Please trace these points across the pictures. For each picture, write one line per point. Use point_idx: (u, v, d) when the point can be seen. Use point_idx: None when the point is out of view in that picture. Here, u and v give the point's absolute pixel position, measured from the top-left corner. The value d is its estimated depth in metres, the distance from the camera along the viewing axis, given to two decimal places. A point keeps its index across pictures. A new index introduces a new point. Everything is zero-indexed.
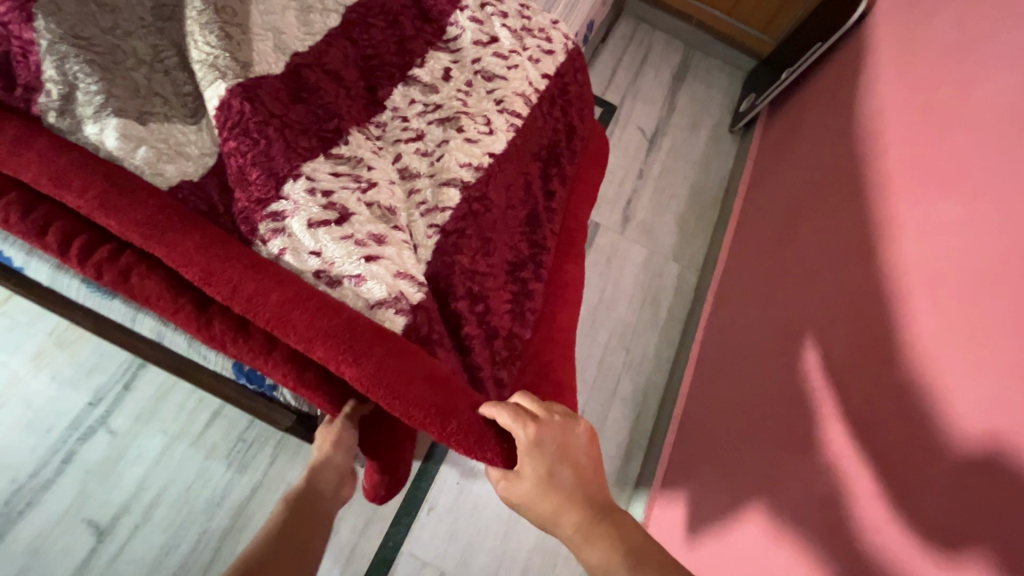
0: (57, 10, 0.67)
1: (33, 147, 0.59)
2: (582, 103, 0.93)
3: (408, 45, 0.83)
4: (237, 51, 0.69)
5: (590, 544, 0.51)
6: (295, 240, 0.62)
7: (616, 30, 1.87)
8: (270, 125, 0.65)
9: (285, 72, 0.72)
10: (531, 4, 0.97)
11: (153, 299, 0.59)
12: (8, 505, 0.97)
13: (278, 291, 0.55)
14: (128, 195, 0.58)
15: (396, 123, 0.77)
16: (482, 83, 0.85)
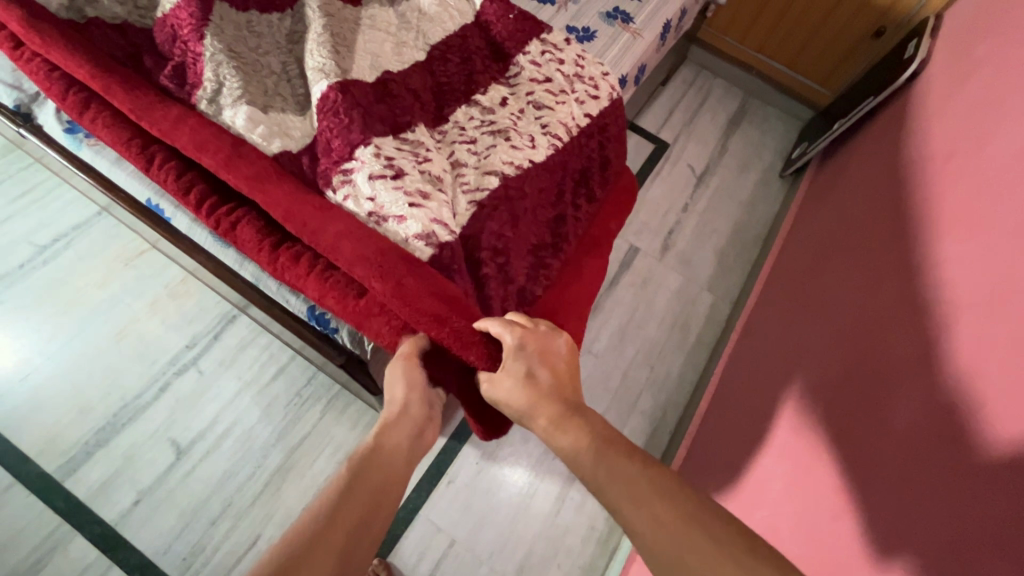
0: (221, 32, 0.92)
1: (187, 125, 0.81)
2: (618, 140, 1.08)
3: (475, 77, 1.01)
4: (340, 61, 0.90)
5: (562, 430, 0.60)
6: (360, 192, 0.79)
7: (677, 75, 2.01)
8: (354, 109, 0.83)
9: (374, 81, 0.92)
10: (587, 55, 1.12)
11: (247, 239, 0.78)
12: (116, 418, 1.19)
13: (335, 226, 0.74)
14: (243, 158, 0.79)
15: (455, 131, 0.94)
16: (532, 111, 1.00)
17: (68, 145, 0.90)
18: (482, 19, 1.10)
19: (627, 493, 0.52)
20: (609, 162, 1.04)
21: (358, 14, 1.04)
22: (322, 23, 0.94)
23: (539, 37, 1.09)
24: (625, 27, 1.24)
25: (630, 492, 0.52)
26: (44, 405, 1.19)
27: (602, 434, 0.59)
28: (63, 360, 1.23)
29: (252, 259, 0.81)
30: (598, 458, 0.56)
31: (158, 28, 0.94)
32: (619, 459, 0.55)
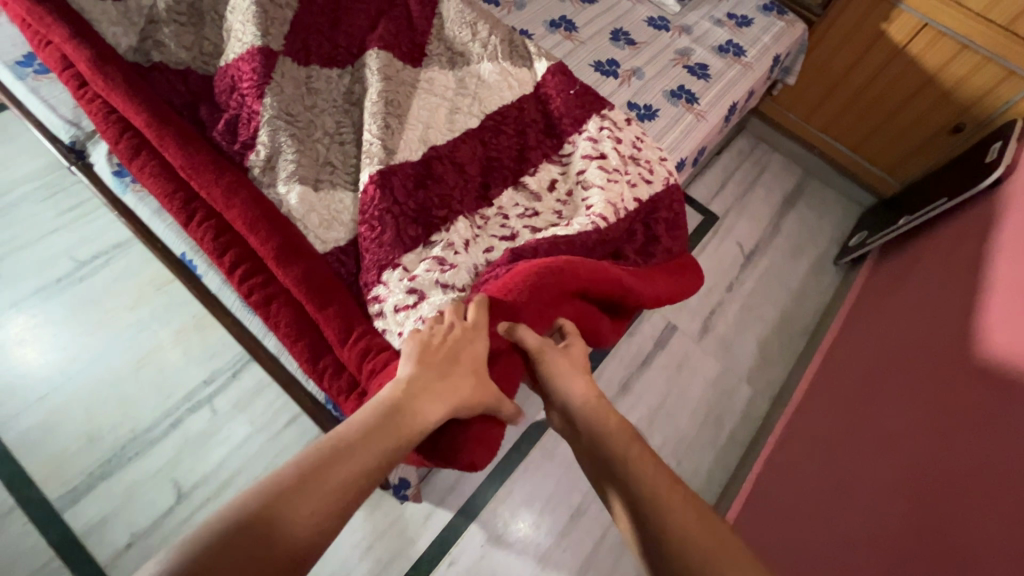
0: (280, 92, 0.92)
1: (239, 196, 0.81)
2: (674, 222, 1.01)
3: (527, 154, 0.99)
4: (388, 139, 0.90)
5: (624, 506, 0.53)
6: (388, 322, 0.75)
7: (734, 145, 1.93)
8: (390, 211, 0.81)
9: (420, 163, 0.91)
10: (646, 137, 1.07)
11: (282, 325, 0.76)
12: (124, 450, 1.17)
13: (302, 276, 0.77)
14: (292, 251, 0.79)
15: (497, 220, 0.91)
16: (580, 193, 0.95)
17: (114, 187, 0.89)
18: (541, 90, 1.07)
19: (674, 509, 0.49)
20: (657, 243, 0.97)
21: (416, 75, 1.04)
22: (380, 91, 0.95)
23: (600, 113, 1.05)
24: (689, 108, 1.19)
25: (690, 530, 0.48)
26: (56, 427, 1.17)
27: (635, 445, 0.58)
28: (83, 383, 1.22)
29: (279, 338, 0.78)
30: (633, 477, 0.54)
31: (218, 77, 0.94)
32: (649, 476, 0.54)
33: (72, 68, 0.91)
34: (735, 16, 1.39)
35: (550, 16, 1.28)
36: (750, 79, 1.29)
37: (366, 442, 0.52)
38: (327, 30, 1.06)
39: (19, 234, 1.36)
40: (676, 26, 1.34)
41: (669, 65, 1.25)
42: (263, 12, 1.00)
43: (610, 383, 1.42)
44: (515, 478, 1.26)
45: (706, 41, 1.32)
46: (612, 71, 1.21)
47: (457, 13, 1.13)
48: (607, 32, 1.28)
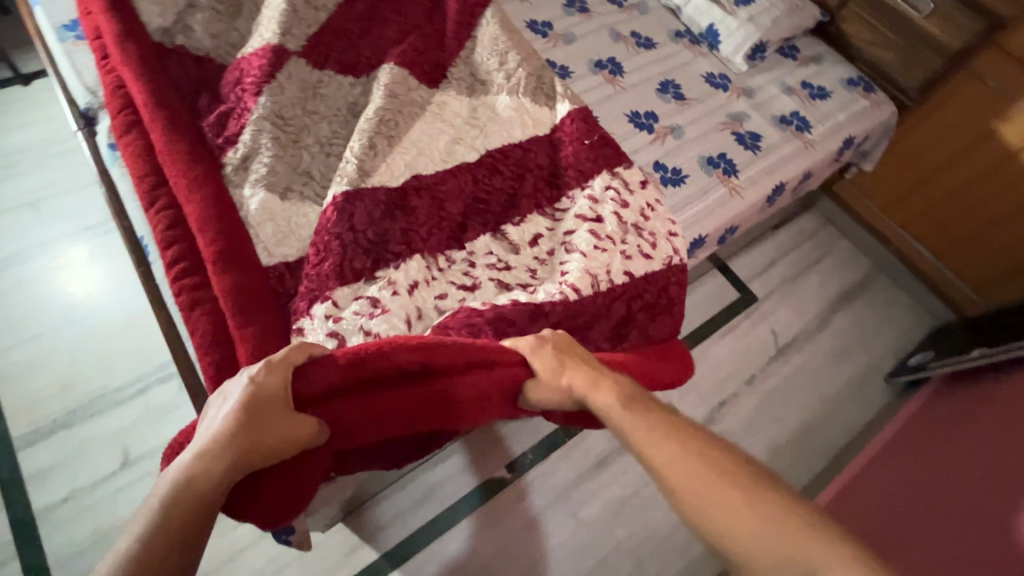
0: (279, 94, 0.90)
1: (200, 192, 0.80)
2: (665, 303, 0.90)
3: (517, 201, 0.91)
4: (368, 160, 0.85)
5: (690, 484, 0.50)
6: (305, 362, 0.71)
7: (797, 221, 1.73)
8: (340, 238, 0.76)
9: (397, 191, 0.85)
10: (660, 206, 0.95)
11: (197, 333, 0.73)
12: (89, 405, 1.20)
13: (232, 289, 0.73)
14: (231, 261, 0.75)
15: (462, 265, 0.83)
16: (561, 255, 0.87)
17: (106, 158, 0.91)
18: (554, 135, 0.99)
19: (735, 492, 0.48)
20: (633, 322, 0.87)
21: (429, 97, 0.99)
22: (378, 108, 0.91)
23: (611, 170, 0.95)
24: (724, 180, 1.05)
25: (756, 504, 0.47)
26: (39, 368, 1.22)
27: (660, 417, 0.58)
28: (74, 330, 1.27)
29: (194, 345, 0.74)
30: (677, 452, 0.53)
31: (230, 69, 0.95)
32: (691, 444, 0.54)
33: (100, 39, 0.94)
34: (811, 87, 1.23)
35: (597, 56, 1.19)
36: (808, 160, 1.13)
37: (188, 495, 0.49)
38: (354, 40, 1.04)
39: (66, 179, 1.46)
40: (738, 88, 1.20)
41: (716, 128, 1.12)
42: (292, 11, 0.99)
43: (585, 455, 1.29)
44: (452, 533, 1.17)
45: (768, 109, 1.17)
46: (647, 125, 1.10)
47: (492, 40, 1.07)
48: (655, 82, 1.18)
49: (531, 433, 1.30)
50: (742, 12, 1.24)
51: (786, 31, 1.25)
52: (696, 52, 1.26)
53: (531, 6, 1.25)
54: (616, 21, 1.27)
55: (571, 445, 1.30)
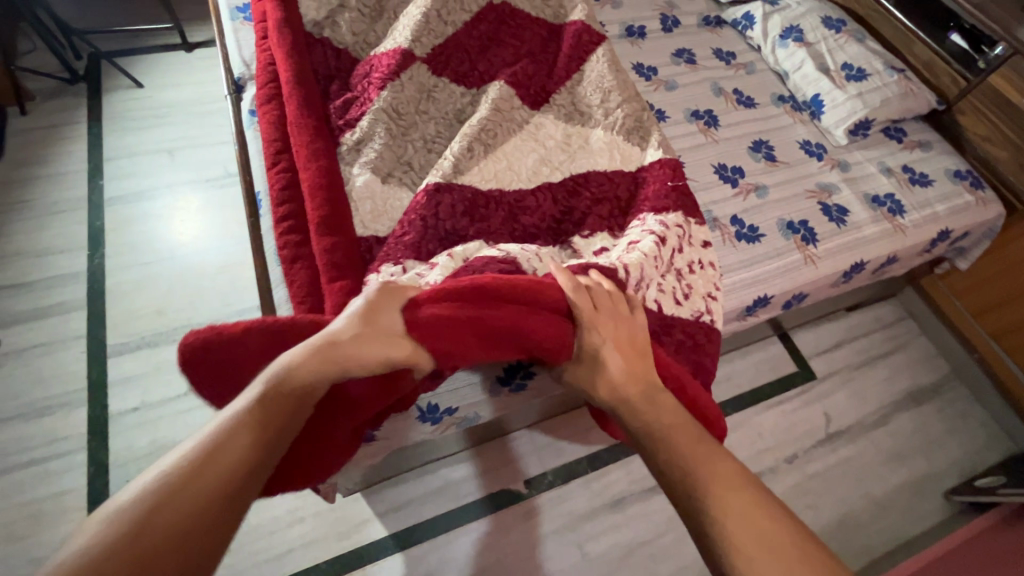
0: (399, 91, 1.01)
1: (317, 163, 0.91)
2: (693, 345, 0.89)
3: (587, 222, 0.98)
4: (464, 161, 0.94)
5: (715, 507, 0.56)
6: None
7: (873, 308, 1.65)
8: (422, 220, 0.86)
9: (480, 193, 0.94)
10: (711, 259, 0.98)
11: (292, 283, 0.83)
12: (173, 332, 1.34)
13: (328, 251, 0.83)
14: (332, 227, 0.85)
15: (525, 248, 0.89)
16: (624, 247, 0.90)
17: (245, 120, 1.04)
18: (640, 175, 1.04)
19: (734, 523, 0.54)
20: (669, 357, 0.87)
21: (529, 117, 1.07)
22: (481, 118, 0.99)
23: (687, 218, 0.98)
24: (801, 247, 1.04)
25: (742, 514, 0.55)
26: (141, 290, 1.38)
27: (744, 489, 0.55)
28: (177, 264, 1.44)
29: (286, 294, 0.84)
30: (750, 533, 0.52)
31: (363, 63, 1.08)
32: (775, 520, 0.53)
33: (263, 21, 1.09)
34: (912, 172, 1.20)
35: (695, 106, 1.23)
36: (895, 244, 1.09)
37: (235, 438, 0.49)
38: (474, 56, 1.15)
39: (201, 135, 1.67)
40: (833, 159, 1.19)
41: (803, 195, 1.12)
42: (425, 23, 1.12)
43: (603, 489, 1.28)
44: (460, 532, 1.19)
45: (861, 185, 1.16)
46: (731, 179, 1.11)
47: (598, 75, 1.14)
48: (748, 140, 1.19)
49: (555, 454, 1.31)
50: (851, 87, 1.24)
51: (895, 113, 1.24)
52: (797, 118, 1.26)
53: (639, 51, 1.32)
54: (721, 76, 1.30)
55: (592, 476, 1.29)
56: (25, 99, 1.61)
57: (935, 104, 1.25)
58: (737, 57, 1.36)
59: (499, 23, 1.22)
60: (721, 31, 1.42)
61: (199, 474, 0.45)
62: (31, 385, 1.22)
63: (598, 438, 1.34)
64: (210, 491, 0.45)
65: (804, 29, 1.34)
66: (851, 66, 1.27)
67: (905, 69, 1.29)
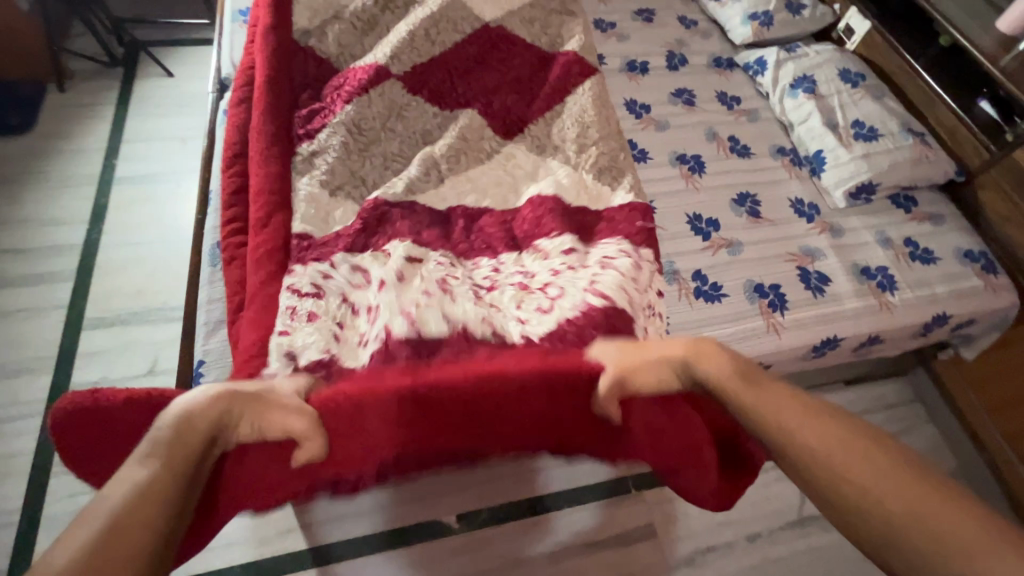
0: (363, 110, 1.01)
1: (268, 169, 0.92)
2: None
3: (531, 243, 0.93)
4: (418, 184, 0.97)
5: (885, 473, 0.47)
6: (288, 302, 0.79)
7: (880, 384, 1.48)
8: (360, 234, 0.89)
9: (438, 214, 0.96)
10: (664, 310, 0.90)
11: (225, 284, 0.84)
12: (146, 312, 1.37)
13: (259, 254, 0.84)
14: (268, 231, 0.86)
15: (468, 286, 0.86)
16: (567, 275, 0.86)
17: (219, 119, 1.07)
18: (612, 212, 0.98)
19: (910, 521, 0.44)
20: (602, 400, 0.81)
21: (498, 147, 1.06)
22: (446, 148, 1.01)
23: (646, 251, 0.91)
24: (766, 314, 0.96)
25: (905, 485, 0.46)
26: (126, 268, 1.43)
27: (854, 434, 0.50)
28: (165, 248, 1.48)
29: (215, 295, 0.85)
30: (836, 442, 0.50)
31: (339, 76, 1.09)
32: (857, 427, 0.50)
33: (254, 27, 1.13)
34: (915, 246, 1.09)
35: (683, 149, 1.17)
36: (878, 323, 0.99)
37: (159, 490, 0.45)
38: (458, 78, 1.14)
39: None
40: (825, 222, 1.10)
41: (781, 258, 1.03)
42: (411, 44, 1.12)
43: (539, 539, 1.20)
44: (379, 558, 1.15)
45: (851, 254, 1.06)
46: (704, 231, 1.05)
47: (582, 107, 1.10)
48: (734, 192, 1.12)
49: (495, 492, 1.25)
50: (858, 147, 1.15)
51: (905, 180, 1.13)
52: (793, 174, 1.18)
53: (636, 87, 1.27)
54: (719, 121, 1.24)
55: (529, 522, 1.22)
56: (65, 78, 1.73)
57: (954, 174, 1.14)
58: (742, 103, 1.29)
59: (490, 45, 1.20)
60: (730, 74, 1.35)
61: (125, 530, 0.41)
62: (9, 347, 1.29)
63: (544, 482, 1.27)
64: (138, 548, 0.41)
65: (818, 80, 1.25)
66: (862, 124, 1.18)
67: (925, 133, 1.18)
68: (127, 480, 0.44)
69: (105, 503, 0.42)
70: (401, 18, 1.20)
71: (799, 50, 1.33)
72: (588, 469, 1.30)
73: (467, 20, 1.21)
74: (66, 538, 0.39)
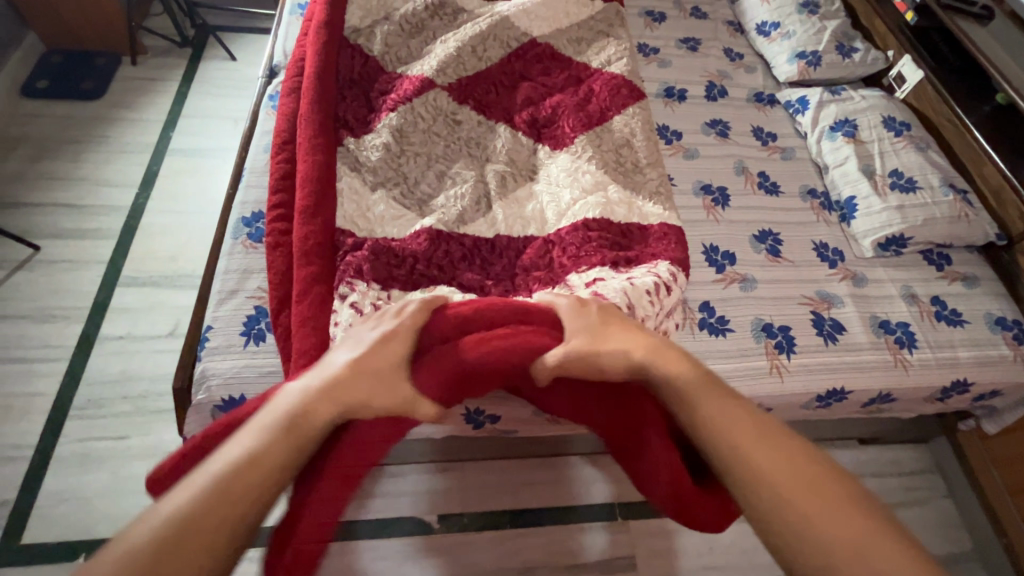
0: (412, 121, 1.05)
1: (313, 156, 0.94)
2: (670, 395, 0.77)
3: (562, 262, 0.92)
4: (470, 212, 0.96)
5: (790, 466, 0.54)
6: (344, 322, 0.78)
7: (894, 448, 1.40)
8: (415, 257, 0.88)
9: (483, 242, 0.94)
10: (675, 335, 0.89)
11: (273, 274, 0.84)
12: (176, 278, 1.45)
13: (307, 244, 0.85)
14: (315, 219, 0.88)
15: None
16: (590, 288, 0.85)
17: (263, 103, 1.12)
18: (630, 227, 0.97)
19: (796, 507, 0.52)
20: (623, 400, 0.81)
21: (537, 163, 1.06)
22: (491, 168, 1.02)
23: (675, 273, 0.88)
24: (771, 354, 0.94)
25: (803, 478, 0.53)
26: (165, 234, 1.52)
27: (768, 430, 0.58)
28: (203, 219, 1.56)
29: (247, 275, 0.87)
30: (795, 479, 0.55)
31: (385, 76, 1.12)
32: (807, 453, 0.55)
33: (310, 20, 1.18)
34: (942, 305, 1.04)
35: (708, 180, 1.16)
36: (890, 380, 0.95)
37: (274, 454, 0.53)
38: (500, 88, 1.16)
39: None
40: (848, 270, 1.07)
41: (795, 300, 1.01)
42: (457, 56, 1.16)
43: (517, 552, 1.19)
44: (356, 545, 1.16)
45: (871, 305, 1.02)
46: (719, 263, 1.03)
47: (625, 133, 1.11)
48: (755, 227, 1.10)
49: (480, 499, 1.25)
50: (893, 197, 1.11)
51: (939, 237, 1.09)
52: (822, 218, 1.15)
53: (671, 113, 1.27)
54: (750, 156, 1.22)
55: (509, 535, 1.21)
56: (139, 52, 1.86)
57: (995, 238, 1.09)
58: (778, 140, 1.27)
59: (534, 60, 1.23)
60: (770, 111, 1.33)
61: (240, 493, 0.50)
62: (50, 293, 1.38)
63: (530, 495, 1.26)
64: (245, 508, 0.50)
65: (859, 125, 1.23)
66: (900, 174, 1.14)
67: (968, 190, 1.14)
68: (243, 446, 0.53)
69: (224, 467, 0.51)
70: (448, 25, 1.25)
71: (844, 93, 1.31)
72: (577, 490, 1.28)
73: (512, 32, 1.24)
74: (184, 491, 0.49)
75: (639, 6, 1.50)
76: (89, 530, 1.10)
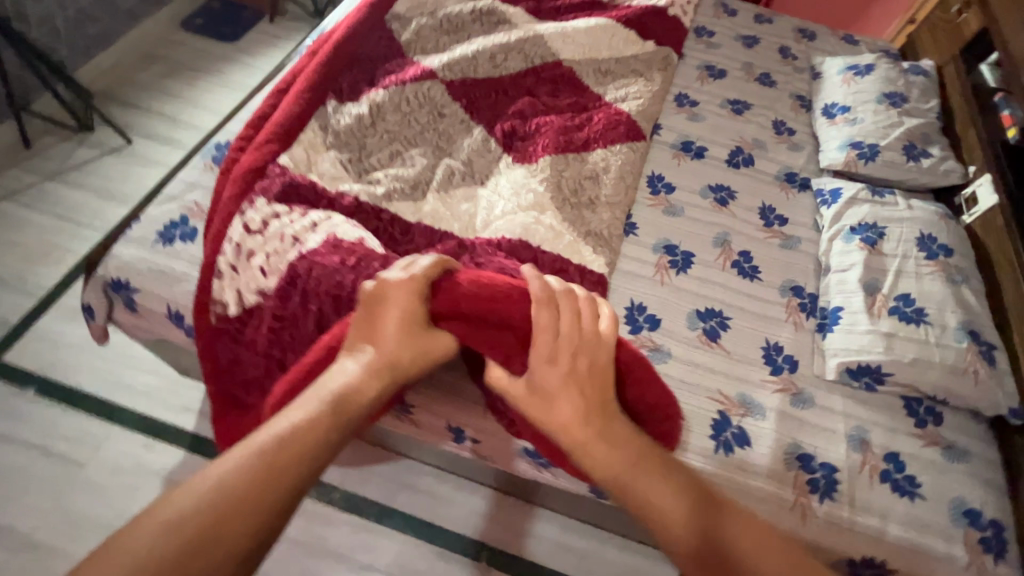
0: (395, 100, 1.10)
1: (290, 105, 1.03)
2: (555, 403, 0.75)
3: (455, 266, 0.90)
4: (400, 193, 0.98)
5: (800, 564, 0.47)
6: (234, 238, 0.86)
7: None
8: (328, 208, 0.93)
9: (398, 223, 0.95)
10: None
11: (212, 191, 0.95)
12: None
13: (242, 168, 0.94)
14: (260, 150, 0.96)
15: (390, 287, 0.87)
16: None
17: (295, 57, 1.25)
18: (542, 257, 0.92)
19: None
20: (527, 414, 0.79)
21: (494, 171, 1.05)
22: (445, 163, 1.04)
23: None
24: None
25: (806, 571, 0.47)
26: None
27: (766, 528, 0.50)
28: None
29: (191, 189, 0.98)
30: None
31: (400, 60, 1.20)
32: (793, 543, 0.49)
33: None
34: (897, 465, 0.83)
35: (677, 241, 1.06)
36: (777, 521, 0.78)
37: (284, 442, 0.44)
38: (501, 96, 1.18)
39: None
40: (792, 383, 0.91)
41: (705, 392, 0.87)
42: (472, 58, 1.18)
43: (363, 547, 1.15)
44: None
45: (799, 431, 0.85)
46: (637, 324, 0.93)
47: (597, 169, 1.06)
48: (704, 303, 0.98)
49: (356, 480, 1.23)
50: (886, 322, 0.92)
51: (930, 387, 0.87)
52: (794, 319, 0.99)
53: (674, 166, 1.18)
54: (742, 232, 1.09)
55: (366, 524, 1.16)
56: (278, 14, 2.18)
57: (1007, 411, 0.87)
58: (786, 226, 1.12)
59: (549, 81, 1.22)
60: (796, 193, 1.18)
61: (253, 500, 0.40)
62: (119, 179, 1.65)
63: (403, 497, 1.21)
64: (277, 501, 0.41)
65: (887, 235, 1.04)
66: (910, 300, 0.94)
67: (994, 347, 0.91)
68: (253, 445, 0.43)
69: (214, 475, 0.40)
70: (486, 31, 1.30)
71: (889, 196, 1.12)
72: (453, 514, 1.20)
73: (541, 49, 1.25)
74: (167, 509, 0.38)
75: (700, 60, 1.43)
76: (49, 370, 1.29)
